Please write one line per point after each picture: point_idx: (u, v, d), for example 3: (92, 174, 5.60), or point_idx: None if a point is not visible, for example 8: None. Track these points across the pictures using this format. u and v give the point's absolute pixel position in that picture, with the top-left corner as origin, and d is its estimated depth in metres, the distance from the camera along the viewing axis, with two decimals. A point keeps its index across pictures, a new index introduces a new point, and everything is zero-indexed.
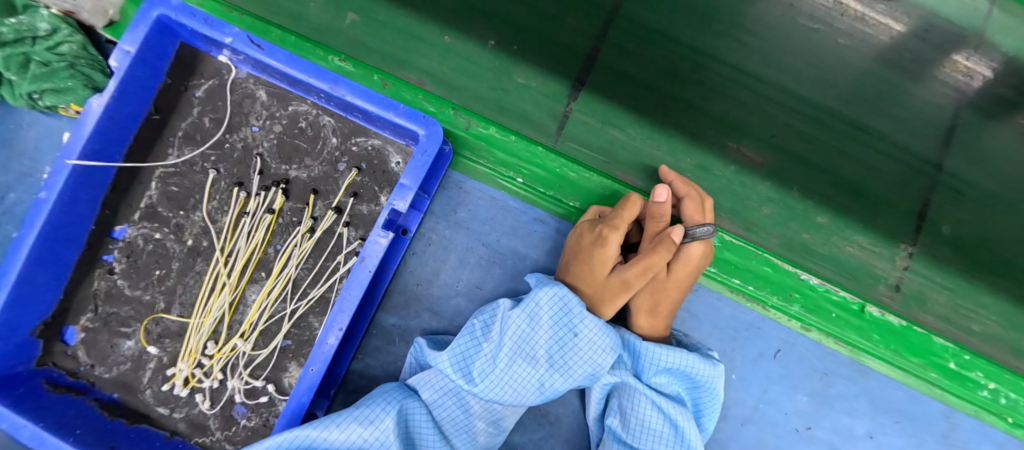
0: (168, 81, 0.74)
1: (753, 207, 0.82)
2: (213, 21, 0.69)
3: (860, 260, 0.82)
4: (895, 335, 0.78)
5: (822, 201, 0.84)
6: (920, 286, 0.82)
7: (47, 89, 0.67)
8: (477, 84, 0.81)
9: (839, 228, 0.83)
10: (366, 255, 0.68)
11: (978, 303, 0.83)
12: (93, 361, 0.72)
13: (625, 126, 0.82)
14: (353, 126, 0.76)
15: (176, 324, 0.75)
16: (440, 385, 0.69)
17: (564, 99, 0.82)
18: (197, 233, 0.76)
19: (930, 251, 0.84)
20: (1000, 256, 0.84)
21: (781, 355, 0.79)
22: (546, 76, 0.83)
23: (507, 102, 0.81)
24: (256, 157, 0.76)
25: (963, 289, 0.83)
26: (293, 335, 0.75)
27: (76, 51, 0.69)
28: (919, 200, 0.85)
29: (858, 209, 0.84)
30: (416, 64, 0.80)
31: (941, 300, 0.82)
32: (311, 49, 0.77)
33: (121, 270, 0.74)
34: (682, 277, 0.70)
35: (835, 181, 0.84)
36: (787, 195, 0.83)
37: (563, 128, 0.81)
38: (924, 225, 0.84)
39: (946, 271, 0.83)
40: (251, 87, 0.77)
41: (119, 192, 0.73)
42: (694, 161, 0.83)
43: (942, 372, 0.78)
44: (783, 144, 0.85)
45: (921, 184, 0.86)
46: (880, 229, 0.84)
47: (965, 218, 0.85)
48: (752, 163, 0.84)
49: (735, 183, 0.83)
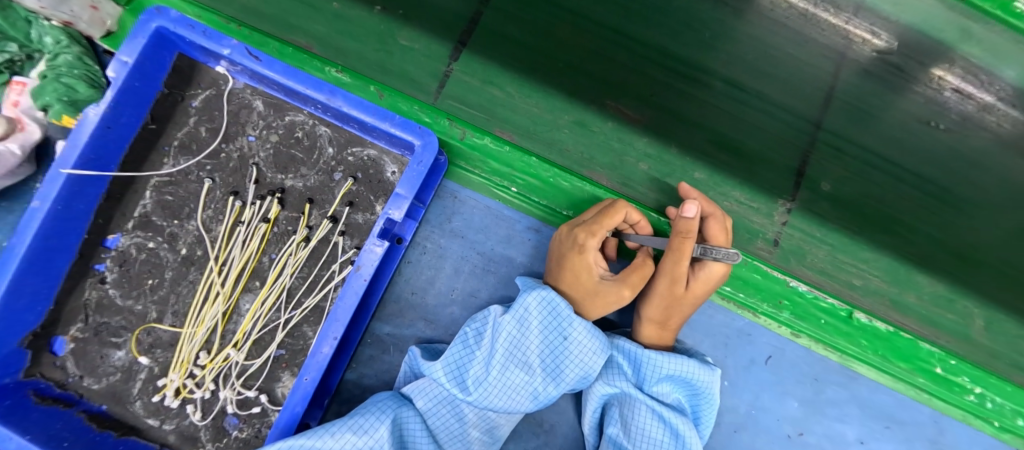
0: (166, 90, 0.75)
1: (631, 162, 0.79)
2: (212, 33, 0.71)
3: (737, 215, 0.78)
4: (883, 341, 0.76)
5: (698, 157, 0.79)
6: (799, 242, 0.78)
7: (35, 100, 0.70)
8: (361, 47, 0.78)
9: (717, 184, 0.79)
10: (361, 264, 0.67)
11: (859, 259, 0.78)
12: (82, 372, 0.72)
13: (506, 86, 0.79)
14: (349, 136, 0.77)
15: (169, 334, 0.74)
16: (435, 394, 0.68)
17: (445, 59, 0.78)
18: (191, 242, 0.76)
19: (810, 207, 0.77)
20: (886, 213, 0.77)
21: (772, 362, 0.77)
22: (428, 37, 0.78)
23: (391, 63, 0.78)
24: (252, 166, 0.76)
25: (843, 246, 0.78)
26: (287, 344, 0.74)
27: (71, 63, 0.72)
28: (798, 156, 0.77)
29: (735, 165, 0.79)
30: (299, 26, 0.78)
31: (822, 255, 0.78)
32: (309, 61, 0.77)
33: (113, 279, 0.74)
34: (698, 293, 0.68)
35: (712, 136, 0.79)
36: (664, 150, 0.79)
37: (441, 87, 0.78)
38: (804, 181, 0.77)
39: (829, 227, 0.78)
40: (248, 98, 0.77)
41: (112, 202, 0.73)
42: (572, 117, 0.79)
43: (930, 377, 0.76)
44: (664, 102, 0.79)
45: (801, 138, 0.78)
46: (757, 184, 0.78)
47: (845, 174, 0.77)
48: (630, 119, 0.79)
49: (613, 139, 0.79)
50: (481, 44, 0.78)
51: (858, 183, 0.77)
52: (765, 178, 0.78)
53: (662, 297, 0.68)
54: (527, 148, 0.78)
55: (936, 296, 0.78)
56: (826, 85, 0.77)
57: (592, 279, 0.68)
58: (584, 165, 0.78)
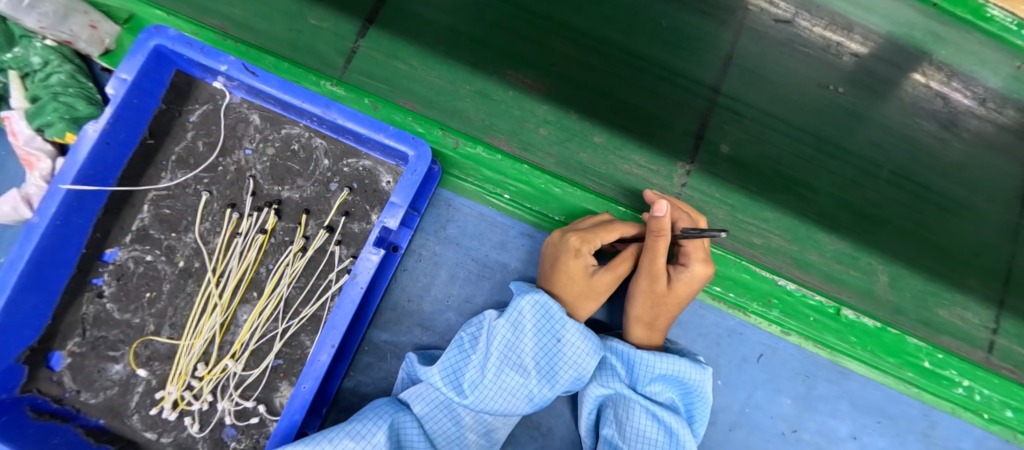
0: (163, 106, 0.76)
1: (530, 128, 0.86)
2: (209, 50, 0.73)
3: (638, 177, 0.85)
4: (870, 336, 0.79)
5: (598, 123, 0.88)
6: (698, 203, 0.85)
7: (33, 123, 0.71)
8: (275, 28, 0.85)
9: (615, 147, 0.87)
10: (358, 272, 0.68)
11: (757, 217, 0.86)
12: (79, 386, 0.71)
13: (408, 59, 0.87)
14: (344, 147, 0.78)
15: (166, 346, 0.74)
16: (432, 398, 0.68)
17: (352, 37, 0.87)
18: (189, 255, 0.76)
19: (709, 168, 0.88)
20: (782, 173, 0.89)
21: (764, 360, 0.78)
22: (337, 17, 0.88)
23: (301, 42, 0.85)
24: (249, 179, 0.78)
25: (743, 205, 0.86)
26: (284, 354, 0.74)
27: (65, 82, 0.72)
28: (697, 121, 0.91)
29: (634, 129, 0.89)
30: (219, 11, 0.84)
31: (722, 215, 0.85)
32: (304, 75, 0.80)
33: (111, 293, 0.74)
34: (682, 295, 0.69)
35: (614, 104, 0.90)
36: (564, 116, 0.87)
37: (347, 64, 0.85)
38: (702, 144, 0.89)
39: (726, 187, 0.87)
40: (244, 112, 0.79)
41: (110, 216, 0.74)
42: (474, 88, 0.87)
43: (918, 371, 0.78)
44: (560, 70, 0.90)
45: (698, 103, 0.92)
46: (656, 148, 0.88)
47: (741, 136, 0.91)
48: (530, 88, 0.89)
49: (513, 106, 0.87)
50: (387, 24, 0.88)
51: (754, 144, 0.91)
52: (665, 141, 0.89)
53: (646, 296, 0.70)
54: (519, 157, 0.81)
55: (836, 253, 0.86)
56: (721, 56, 0.95)
57: (584, 281, 0.70)
58: (484, 131, 0.84)
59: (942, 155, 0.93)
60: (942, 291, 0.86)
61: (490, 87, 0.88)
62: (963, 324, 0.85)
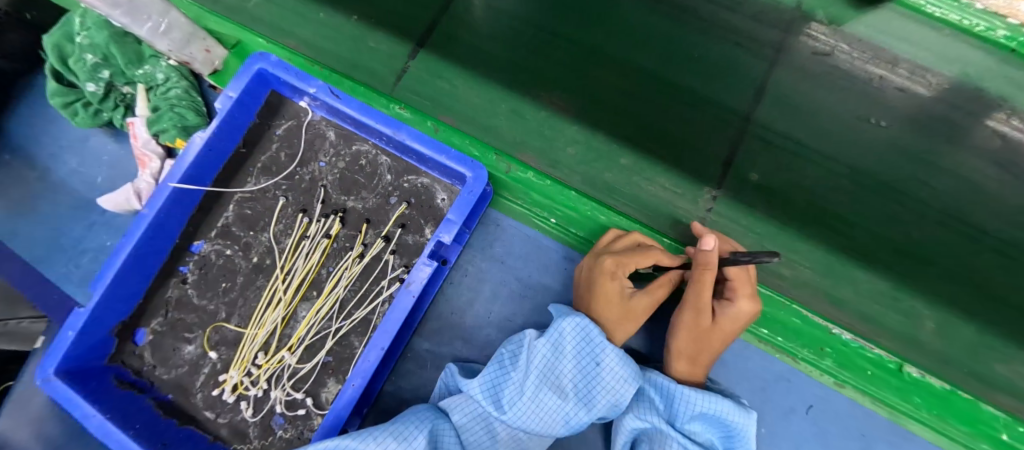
0: (257, 120, 0.87)
1: (559, 146, 0.88)
2: (302, 74, 0.82)
3: (664, 200, 0.84)
4: (937, 399, 0.73)
5: (627, 145, 0.88)
6: (724, 230, 0.82)
7: (151, 129, 0.83)
8: (338, 48, 0.93)
9: (642, 169, 0.87)
10: (411, 281, 0.73)
11: (792, 250, 0.81)
12: (155, 362, 0.80)
13: (452, 79, 0.92)
14: (406, 165, 0.85)
15: (233, 333, 0.81)
16: (470, 410, 0.70)
17: (403, 57, 0.93)
18: (262, 252, 0.84)
19: (738, 196, 0.84)
20: (821, 206, 0.84)
21: (814, 412, 0.74)
22: (393, 40, 0.94)
23: (359, 61, 0.93)
24: (321, 188, 0.86)
25: (772, 235, 0.82)
26: (334, 352, 0.79)
27: (180, 95, 0.84)
28: (727, 148, 0.87)
29: (665, 154, 0.88)
30: (291, 32, 0.94)
31: (750, 243, 0.81)
32: (377, 99, 0.88)
33: (193, 280, 0.83)
34: (728, 331, 0.68)
35: (648, 131, 0.89)
36: (592, 137, 0.88)
37: (398, 81, 0.92)
38: (731, 171, 0.86)
39: (753, 215, 0.83)
40: (322, 128, 0.88)
41: (202, 212, 0.84)
42: (509, 107, 0.90)
43: (994, 443, 0.71)
44: (593, 94, 0.91)
45: (728, 131, 0.88)
46: (684, 173, 0.86)
47: (775, 167, 0.86)
48: (560, 109, 0.90)
49: (544, 126, 0.89)
50: (436, 48, 0.94)
51: (785, 173, 0.86)
52: (693, 166, 0.87)
53: (690, 330, 0.69)
54: (568, 183, 0.84)
55: (878, 294, 0.79)
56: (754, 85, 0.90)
57: (621, 305, 0.71)
58: (516, 147, 0.87)
59: (1004, 197, 0.83)
60: (999, 345, 0.77)
61: (523, 107, 0.90)
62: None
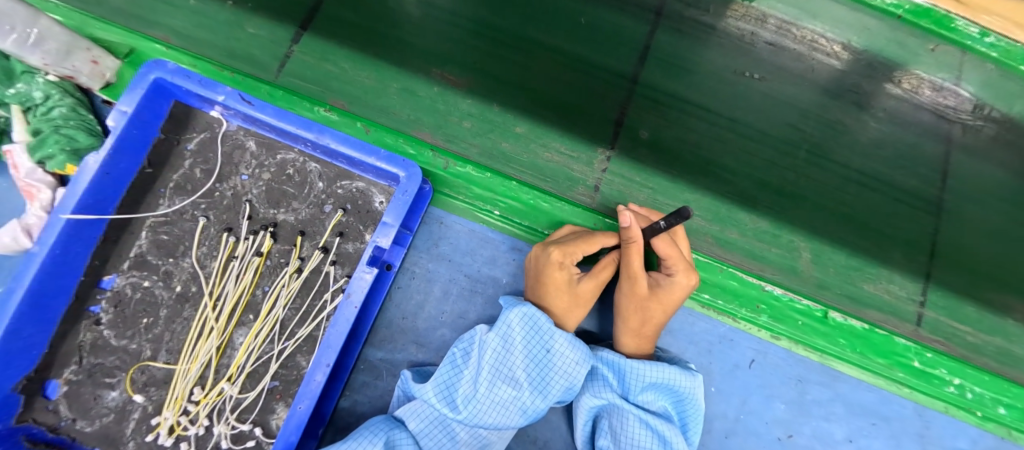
0: (162, 136, 0.79)
1: (454, 121, 0.88)
2: (206, 81, 0.76)
3: (558, 164, 0.88)
4: (859, 339, 0.80)
5: (520, 114, 0.91)
6: (618, 187, 0.87)
7: (34, 156, 0.73)
8: (216, 37, 0.89)
9: (536, 136, 0.90)
10: (352, 291, 0.70)
11: (677, 199, 0.89)
12: (75, 415, 0.71)
13: (339, 62, 0.90)
14: (338, 170, 0.81)
15: (162, 371, 0.75)
16: (427, 415, 0.68)
17: (287, 43, 0.90)
18: (186, 279, 0.78)
19: (629, 154, 0.91)
20: (699, 155, 0.93)
21: (756, 365, 0.79)
22: (274, 25, 0.92)
23: (239, 49, 0.89)
24: (245, 203, 0.80)
25: (663, 188, 0.89)
26: (281, 375, 0.75)
27: (66, 115, 0.75)
28: (616, 110, 0.95)
29: (556, 119, 0.92)
30: (163, 24, 0.88)
31: (643, 197, 0.87)
32: (299, 102, 0.83)
33: (108, 320, 0.75)
34: (668, 304, 0.71)
35: (545, 101, 0.94)
36: (486, 109, 0.91)
37: (282, 67, 0.88)
38: (622, 130, 0.93)
39: (646, 171, 0.90)
40: (241, 138, 0.81)
41: (109, 243, 0.76)
42: (400, 86, 0.90)
43: (908, 371, 0.79)
44: (484, 68, 0.95)
45: (618, 95, 0.96)
46: (576, 135, 0.91)
47: (661, 123, 0.95)
48: (454, 84, 0.92)
49: (437, 101, 0.89)
50: (320, 32, 0.92)
51: (674, 130, 0.95)
52: (586, 130, 0.92)
53: (632, 305, 0.71)
54: (508, 174, 0.84)
55: (758, 232, 0.88)
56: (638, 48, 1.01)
57: (569, 292, 0.72)
58: (410, 125, 0.86)
59: (859, 132, 0.99)
60: (880, 272, 0.89)
61: (415, 84, 0.90)
62: (888, 297, 0.87)
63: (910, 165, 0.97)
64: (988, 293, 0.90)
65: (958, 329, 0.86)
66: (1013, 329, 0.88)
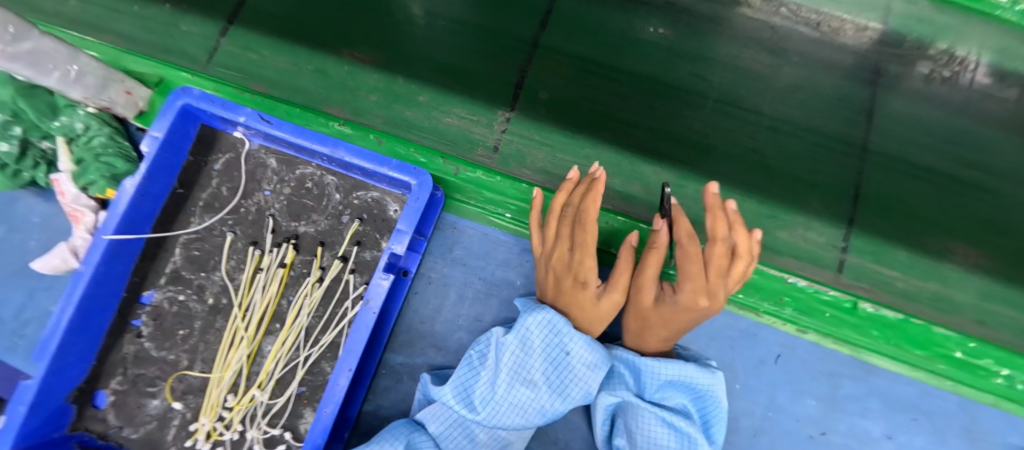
0: (191, 158, 0.84)
1: (361, 95, 0.91)
2: (229, 104, 0.80)
3: (458, 128, 0.88)
4: (893, 330, 0.74)
5: (424, 84, 0.93)
6: (518, 146, 0.87)
7: (78, 183, 0.80)
8: (152, 35, 0.95)
9: (438, 104, 0.91)
10: (370, 298, 0.72)
11: (580, 156, 0.88)
12: (121, 422, 0.76)
13: (261, 50, 0.95)
14: (354, 182, 0.83)
15: (199, 380, 0.79)
16: (445, 417, 0.69)
17: (215, 36, 0.96)
18: (217, 292, 0.82)
19: (529, 114, 0.91)
20: (608, 113, 0.93)
21: (783, 360, 0.77)
22: (203, 21, 0.98)
23: (172, 44, 0.95)
24: (269, 217, 0.83)
25: (565, 145, 0.88)
26: (306, 381, 0.78)
27: (104, 143, 0.80)
28: (517, 73, 0.95)
29: (457, 87, 0.93)
30: (107, 28, 0.94)
31: (541, 156, 0.87)
32: (314, 118, 0.86)
33: (148, 333, 0.80)
34: (672, 319, 0.68)
35: (457, 74, 0.95)
36: (392, 82, 0.93)
37: (210, 57, 0.94)
38: (521, 93, 0.93)
39: (546, 129, 0.90)
40: (262, 157, 0.85)
41: (148, 261, 0.81)
42: (314, 68, 0.93)
43: (949, 362, 0.73)
44: (387, 43, 0.97)
45: (519, 58, 0.97)
46: (476, 99, 0.92)
47: (561, 82, 0.95)
48: (361, 61, 0.95)
49: (345, 79, 0.92)
50: (244, 23, 0.98)
51: (572, 88, 0.95)
52: (484, 93, 0.93)
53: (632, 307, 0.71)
54: (519, 176, 0.83)
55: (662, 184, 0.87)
56: (543, 13, 1.01)
57: (583, 292, 0.71)
58: (322, 103, 0.89)
59: (772, 79, 0.97)
60: (894, 252, 0.83)
61: (326, 65, 0.93)
62: (808, 244, 0.83)
63: (830, 109, 0.95)
64: (933, 240, 0.84)
65: (888, 276, 0.81)
66: (952, 273, 0.82)
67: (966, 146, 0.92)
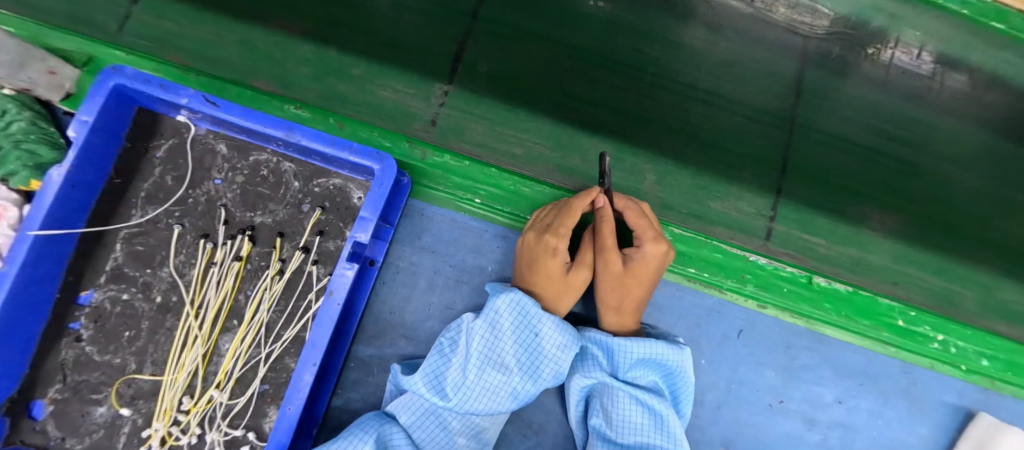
0: (128, 144, 0.77)
1: (290, 68, 0.87)
2: (169, 85, 0.73)
3: (395, 102, 0.87)
4: (843, 301, 0.81)
5: (359, 57, 0.91)
6: (456, 120, 0.88)
7: None
8: (53, 2, 0.86)
9: (375, 77, 0.90)
10: (334, 289, 0.69)
11: (519, 129, 0.90)
12: (63, 433, 0.70)
13: (179, 19, 0.89)
14: (313, 168, 0.79)
15: (150, 383, 0.74)
16: (416, 407, 0.67)
17: (127, 4, 0.89)
18: (166, 289, 0.76)
19: (468, 87, 0.92)
20: (549, 86, 0.95)
21: (745, 335, 0.80)
22: None
23: (76, 11, 0.87)
24: (220, 208, 0.78)
25: (502, 118, 0.90)
26: (270, 378, 0.74)
27: (26, 128, 0.72)
28: (454, 46, 0.95)
29: (393, 59, 0.92)
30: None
31: (480, 129, 0.88)
32: (267, 101, 0.81)
33: (89, 336, 0.74)
34: (642, 275, 0.71)
35: (392, 46, 0.93)
36: (325, 54, 0.90)
37: (121, 27, 0.87)
38: (460, 66, 0.94)
39: (485, 103, 0.91)
40: (211, 142, 0.79)
41: (84, 258, 0.75)
42: (239, 38, 0.89)
43: (893, 330, 0.80)
44: (317, 13, 0.94)
45: (457, 31, 0.96)
46: (414, 72, 0.91)
47: (499, 55, 0.96)
48: (291, 32, 0.91)
49: (274, 50, 0.88)
50: None
51: (513, 63, 0.96)
52: (422, 66, 0.92)
53: (605, 280, 0.72)
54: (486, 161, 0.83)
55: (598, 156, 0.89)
56: None
57: (558, 277, 0.71)
58: (247, 76, 0.86)
59: (706, 53, 1.02)
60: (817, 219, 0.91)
61: (254, 36, 0.90)
62: (736, 214, 0.88)
63: (757, 84, 1.01)
64: (849, 207, 0.93)
65: (809, 242, 0.88)
66: (868, 239, 0.90)
67: (871, 116, 1.01)
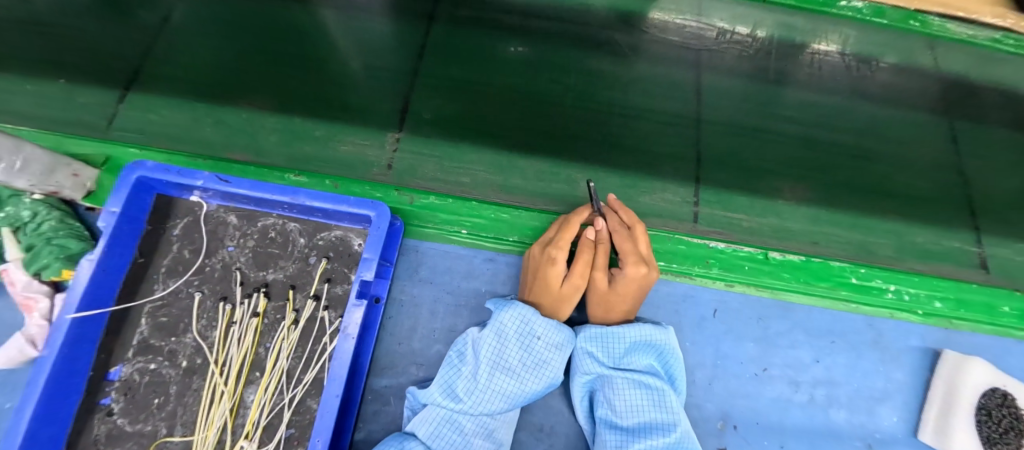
0: (150, 227, 0.87)
1: (262, 136, 1.01)
2: (185, 170, 0.84)
3: (353, 153, 1.01)
4: (800, 270, 0.91)
5: (318, 120, 1.05)
6: (409, 162, 1.00)
7: (31, 269, 0.78)
8: (52, 110, 1.00)
9: (335, 134, 1.03)
10: (348, 324, 0.76)
11: (466, 162, 1.02)
12: None
13: (162, 111, 1.03)
14: (316, 224, 0.89)
15: (181, 445, 0.78)
16: (433, 417, 0.73)
17: (113, 102, 1.04)
18: (190, 353, 0.82)
19: (417, 133, 1.05)
20: (487, 123, 1.08)
21: (720, 314, 0.89)
22: (101, 93, 1.05)
23: (67, 115, 1.00)
24: (235, 271, 0.86)
25: (451, 154, 1.03)
26: (294, 422, 0.79)
27: (55, 226, 0.81)
28: (400, 100, 1.09)
29: (348, 118, 1.06)
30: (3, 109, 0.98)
31: (431, 166, 1.00)
32: (270, 173, 0.92)
33: (120, 409, 0.78)
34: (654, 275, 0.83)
35: (347, 107, 1.07)
36: (289, 121, 1.03)
37: (110, 124, 1.00)
38: (407, 116, 1.07)
39: (433, 143, 1.04)
40: (222, 215, 0.89)
41: (113, 335, 0.81)
42: (214, 119, 1.02)
43: (849, 288, 0.90)
44: (278, 90, 1.08)
45: (401, 87, 1.11)
46: (369, 127, 1.05)
47: (440, 102, 1.10)
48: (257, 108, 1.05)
49: (245, 125, 1.02)
50: (140, 90, 1.06)
51: (454, 106, 1.09)
52: (376, 121, 1.06)
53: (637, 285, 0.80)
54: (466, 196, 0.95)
55: (540, 173, 1.02)
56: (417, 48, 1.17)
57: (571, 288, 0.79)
58: (223, 149, 0.98)
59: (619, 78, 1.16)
60: (744, 200, 1.03)
61: (225, 116, 1.03)
62: (666, 204, 1.01)
63: (667, 95, 1.15)
64: (774, 187, 1.06)
65: (733, 218, 1.00)
66: (785, 208, 1.03)
67: (772, 109, 1.16)
